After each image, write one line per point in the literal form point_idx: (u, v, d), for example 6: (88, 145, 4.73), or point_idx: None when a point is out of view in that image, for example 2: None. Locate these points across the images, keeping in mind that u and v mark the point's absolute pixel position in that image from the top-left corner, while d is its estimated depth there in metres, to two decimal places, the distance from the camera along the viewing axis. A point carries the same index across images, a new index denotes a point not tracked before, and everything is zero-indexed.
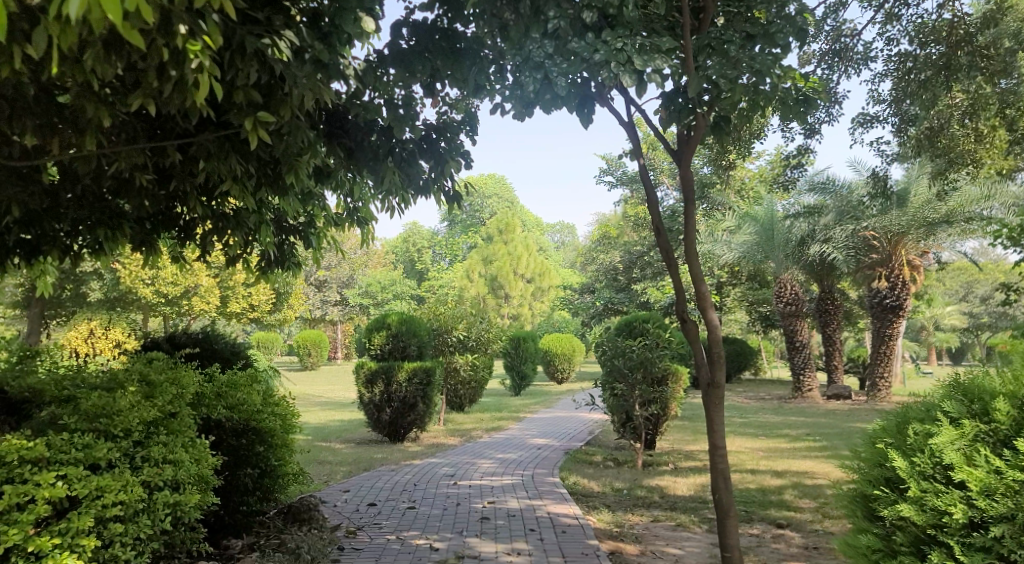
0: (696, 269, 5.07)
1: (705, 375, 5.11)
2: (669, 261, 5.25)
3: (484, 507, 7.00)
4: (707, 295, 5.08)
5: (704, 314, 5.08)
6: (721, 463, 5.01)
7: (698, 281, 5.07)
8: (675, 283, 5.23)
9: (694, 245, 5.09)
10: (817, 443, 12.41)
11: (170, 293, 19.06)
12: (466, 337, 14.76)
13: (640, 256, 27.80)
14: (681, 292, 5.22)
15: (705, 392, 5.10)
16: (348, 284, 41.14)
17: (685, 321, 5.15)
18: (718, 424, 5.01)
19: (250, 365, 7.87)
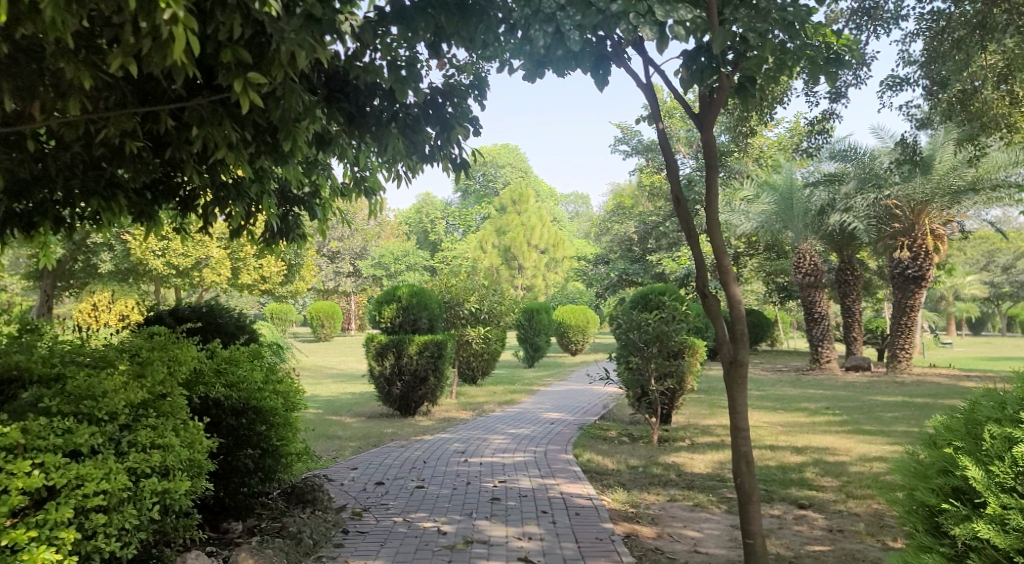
0: (718, 241, 4.77)
1: (727, 352, 4.83)
2: (689, 232, 4.95)
3: (495, 487, 6.80)
4: (730, 268, 4.78)
5: (725, 287, 4.79)
6: (744, 446, 4.74)
7: (719, 253, 4.77)
8: (694, 255, 4.93)
9: (716, 215, 4.78)
10: (837, 417, 12.13)
11: (181, 265, 18.74)
12: (479, 309, 14.52)
13: (655, 227, 27.42)
14: (701, 265, 4.92)
15: (726, 371, 4.82)
16: (360, 256, 40.96)
17: (706, 296, 4.86)
18: (740, 405, 4.74)
19: (255, 340, 7.66)
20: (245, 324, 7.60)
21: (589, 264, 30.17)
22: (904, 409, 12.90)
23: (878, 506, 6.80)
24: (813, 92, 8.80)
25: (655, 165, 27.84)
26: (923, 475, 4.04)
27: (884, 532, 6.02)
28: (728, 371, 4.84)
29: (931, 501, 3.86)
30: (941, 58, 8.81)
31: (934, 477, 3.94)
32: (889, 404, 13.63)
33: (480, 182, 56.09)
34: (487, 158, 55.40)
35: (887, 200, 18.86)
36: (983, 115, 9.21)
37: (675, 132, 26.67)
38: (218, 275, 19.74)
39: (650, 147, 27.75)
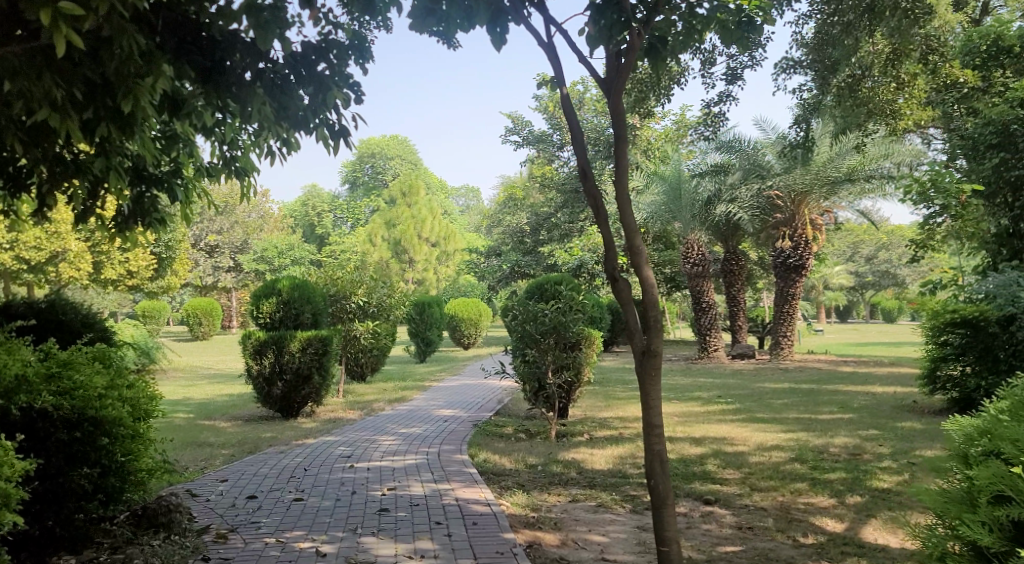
0: (629, 219, 4.32)
1: (639, 341, 4.38)
2: (596, 208, 4.48)
3: (384, 495, 6.18)
4: (641, 249, 4.33)
5: (637, 269, 4.34)
6: (657, 445, 4.30)
7: (629, 232, 4.32)
8: (602, 236, 4.46)
9: (626, 191, 4.34)
10: (731, 406, 11.99)
11: (33, 260, 17.56)
12: (366, 303, 13.74)
13: (547, 218, 27.17)
14: (611, 248, 4.46)
15: (638, 361, 4.38)
16: (241, 250, 39.16)
17: (617, 281, 4.39)
18: (653, 399, 4.31)
19: (106, 339, 6.79)
20: (93, 320, 6.72)
21: (481, 256, 29.68)
22: (794, 395, 12.93)
23: (783, 498, 6.49)
24: (709, 70, 8.31)
25: (546, 157, 27.56)
26: (976, 504, 3.80)
27: (794, 526, 5.66)
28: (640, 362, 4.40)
29: (982, 540, 3.60)
30: (832, 43, 8.31)
31: (985, 508, 3.70)
32: (778, 391, 13.66)
33: (369, 174, 54.81)
34: (376, 149, 54.16)
35: (769, 191, 19.15)
36: (870, 101, 9.03)
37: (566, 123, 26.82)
38: (76, 269, 18.33)
39: (541, 138, 27.50)
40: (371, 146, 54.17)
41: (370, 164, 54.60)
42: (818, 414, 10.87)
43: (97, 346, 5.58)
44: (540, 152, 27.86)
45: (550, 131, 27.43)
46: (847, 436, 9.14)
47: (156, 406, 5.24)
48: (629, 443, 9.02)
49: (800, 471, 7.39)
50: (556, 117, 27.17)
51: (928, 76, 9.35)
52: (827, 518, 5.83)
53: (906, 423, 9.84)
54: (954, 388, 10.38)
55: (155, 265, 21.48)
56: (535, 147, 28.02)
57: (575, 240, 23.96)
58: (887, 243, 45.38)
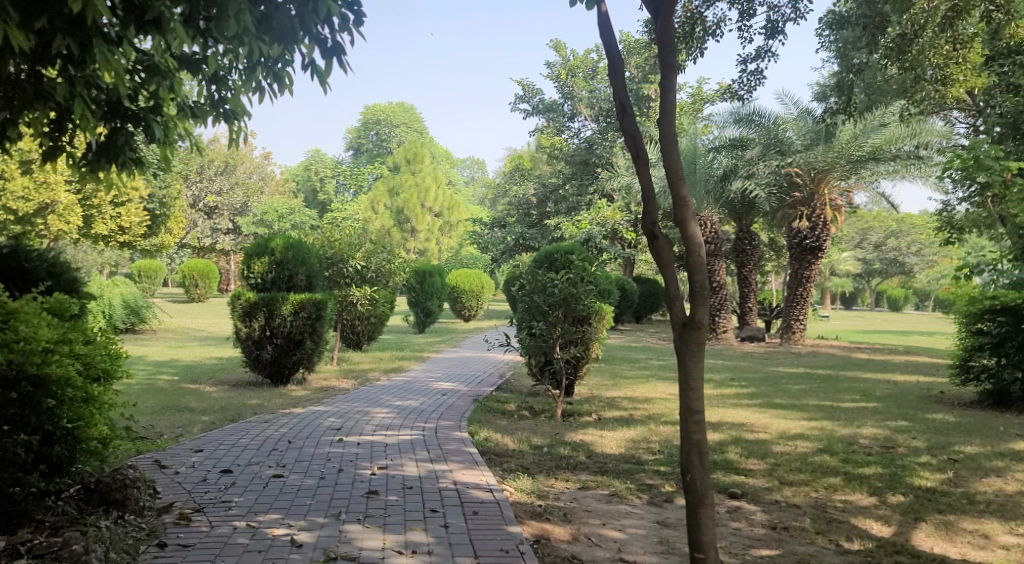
0: (674, 165, 3.68)
1: (679, 310, 3.73)
2: (636, 151, 3.92)
3: (373, 475, 5.54)
4: (689, 201, 3.67)
5: (682, 224, 3.68)
6: (695, 434, 3.64)
7: (674, 176, 3.68)
8: (643, 186, 3.84)
9: (671, 132, 3.71)
10: (746, 390, 11.35)
11: (21, 211, 16.95)
12: (365, 267, 13.06)
13: (555, 189, 26.42)
14: (651, 200, 3.79)
15: (678, 334, 3.72)
16: (241, 212, 38.42)
17: (656, 238, 3.74)
18: (694, 380, 3.65)
19: (76, 288, 6.17)
20: (60, 270, 6.07)
21: (484, 227, 28.96)
22: (810, 380, 12.30)
23: (816, 494, 5.85)
24: (746, 22, 7.55)
25: (556, 127, 26.80)
26: None
27: (835, 528, 5.00)
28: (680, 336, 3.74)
29: None
30: None
31: None
32: (793, 375, 13.03)
33: (373, 141, 54.03)
34: (381, 115, 53.33)
35: (788, 167, 18.27)
36: (920, 65, 8.33)
37: (577, 92, 26.15)
38: (66, 222, 17.78)
39: (551, 107, 26.75)
40: (376, 112, 53.35)
41: (375, 131, 53.83)
42: (839, 402, 10.24)
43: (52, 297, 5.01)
44: (549, 122, 27.10)
45: (560, 100, 26.70)
46: (875, 427, 8.49)
47: (119, 367, 4.68)
48: (642, 426, 8.38)
49: (830, 463, 6.75)
50: (567, 87, 26.40)
51: (987, 37, 8.59)
52: (870, 519, 5.19)
53: (936, 415, 9.18)
54: (988, 380, 9.74)
55: (148, 222, 20.82)
56: (544, 116, 27.28)
57: (583, 214, 23.21)
58: (897, 231, 44.80)
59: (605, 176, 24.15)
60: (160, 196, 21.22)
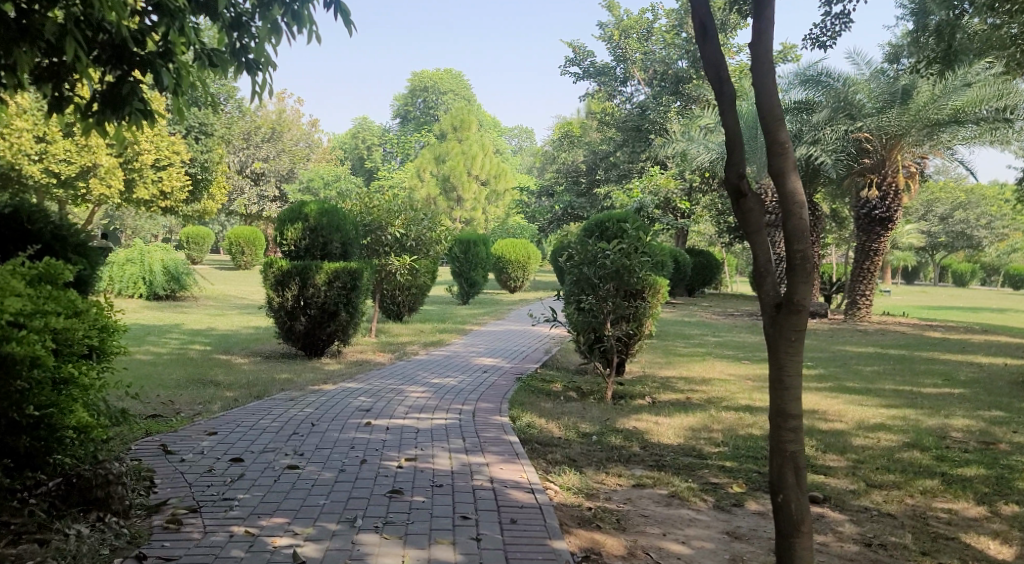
0: (771, 102, 2.95)
1: (771, 288, 3.00)
2: (720, 84, 3.22)
3: (399, 468, 4.89)
4: (788, 149, 2.92)
5: (778, 179, 2.93)
6: (791, 443, 2.94)
7: (769, 113, 2.96)
8: (726, 128, 3.10)
9: (766, 60, 3.00)
10: (813, 371, 10.46)
11: (62, 174, 16.74)
12: (404, 235, 12.41)
13: (607, 156, 25.45)
14: (736, 146, 3.05)
15: (770, 318, 2.98)
16: (287, 179, 38.10)
17: (744, 196, 2.99)
18: (789, 374, 2.94)
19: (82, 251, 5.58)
20: (66, 233, 5.53)
21: (532, 196, 28.17)
22: (883, 361, 11.36)
23: (913, 500, 5.03)
24: None
25: (607, 92, 25.91)
26: None
27: (945, 549, 4.19)
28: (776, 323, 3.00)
29: None
30: None
31: None
32: (862, 355, 12.09)
33: (421, 108, 53.47)
34: (429, 82, 52.58)
35: (857, 133, 17.08)
36: None
37: (631, 55, 25.11)
38: (108, 187, 17.53)
39: (603, 71, 25.75)
40: (424, 79, 52.65)
41: (423, 98, 53.21)
42: (918, 386, 9.30)
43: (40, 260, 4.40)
44: (601, 86, 26.16)
45: (612, 63, 25.70)
46: (966, 417, 7.57)
47: (113, 344, 4.23)
48: (702, 412, 7.59)
49: (922, 462, 5.90)
50: (621, 48, 25.39)
51: None
52: (983, 536, 4.38)
53: None
54: None
55: (190, 186, 20.50)
56: (596, 80, 26.28)
57: (635, 181, 22.28)
58: (964, 203, 42.67)
59: (659, 142, 23.14)
60: (202, 160, 20.91)
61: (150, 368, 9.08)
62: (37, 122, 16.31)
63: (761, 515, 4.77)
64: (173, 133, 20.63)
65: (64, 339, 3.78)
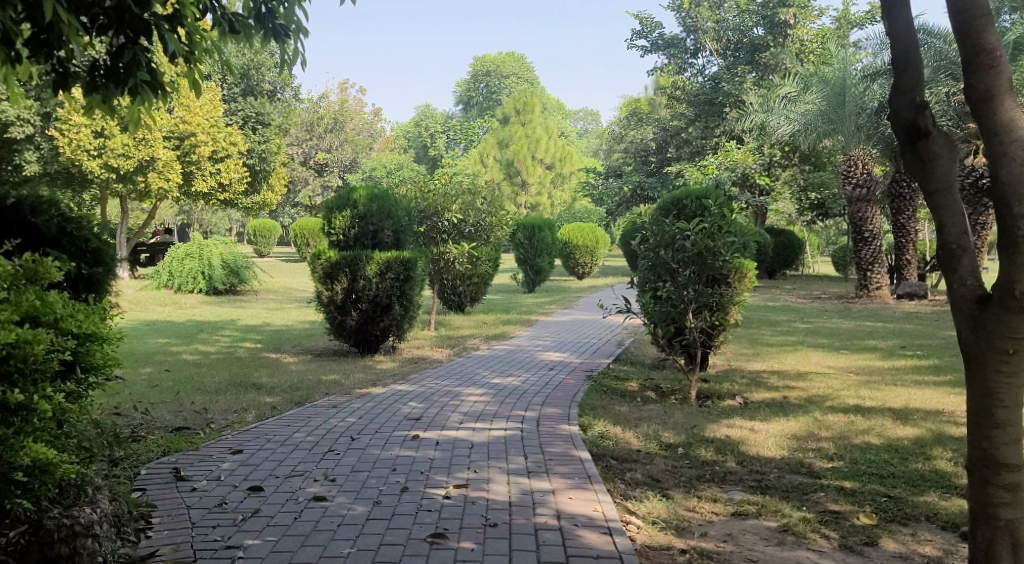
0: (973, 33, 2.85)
1: (965, 246, 3.01)
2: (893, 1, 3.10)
3: (446, 500, 4.02)
4: (993, 84, 2.84)
5: (987, 122, 2.87)
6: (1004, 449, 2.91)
7: (970, 35, 2.87)
8: (904, 57, 3.04)
9: None
10: (925, 361, 9.24)
11: (121, 168, 16.39)
12: (463, 220, 11.53)
13: (678, 133, 24.17)
14: (915, 78, 3.02)
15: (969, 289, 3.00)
16: (351, 168, 37.67)
17: (933, 139, 2.98)
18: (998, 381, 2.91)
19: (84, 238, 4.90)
20: (74, 227, 4.81)
21: (599, 177, 27.10)
22: None
23: None
24: None
25: (677, 65, 24.79)
26: None
27: None
28: (974, 301, 2.99)
29: None
30: None
31: None
32: None
33: (483, 93, 52.81)
34: (491, 67, 51.90)
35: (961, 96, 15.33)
36: None
37: (702, 24, 23.78)
38: (166, 180, 17.11)
39: (672, 43, 24.53)
40: (486, 64, 51.89)
41: (485, 83, 52.50)
42: None
43: (28, 256, 3.48)
44: (669, 59, 24.99)
45: (682, 34, 24.47)
46: None
47: (102, 360, 3.45)
48: (805, 415, 6.55)
49: None
50: (690, 18, 24.07)
51: None
52: None
53: None
54: None
55: (248, 177, 20.10)
56: (664, 52, 25.06)
57: (708, 158, 21.07)
58: None
59: (733, 116, 21.86)
60: (259, 150, 20.52)
61: (192, 370, 8.44)
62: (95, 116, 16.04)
63: (904, 559, 3.77)
64: (231, 123, 20.28)
65: (22, 355, 3.08)
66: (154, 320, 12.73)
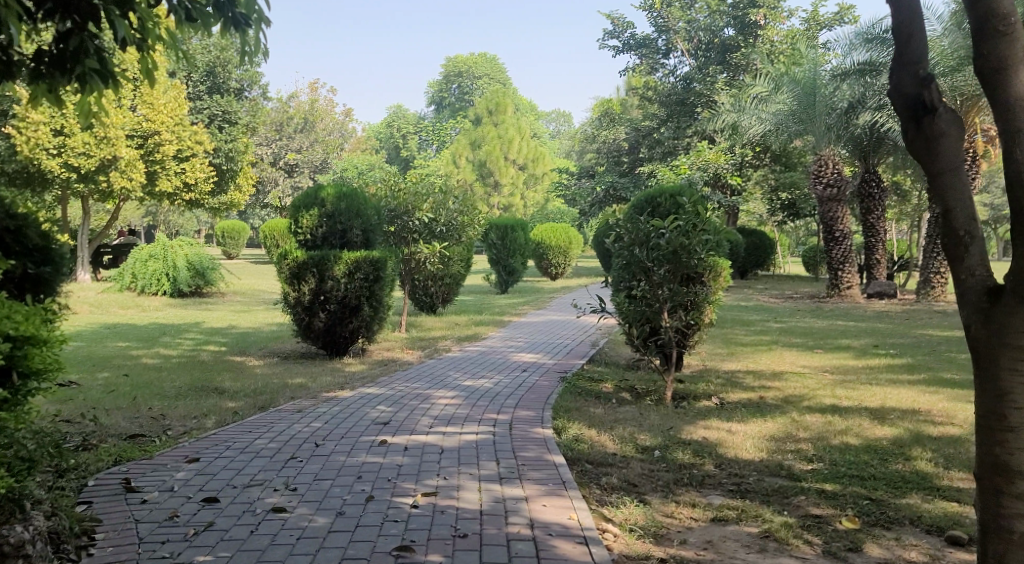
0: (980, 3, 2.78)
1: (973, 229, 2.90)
2: None
3: (413, 509, 3.81)
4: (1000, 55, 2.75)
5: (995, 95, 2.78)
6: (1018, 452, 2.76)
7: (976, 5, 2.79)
8: (907, 32, 2.97)
9: None
10: (899, 360, 9.18)
11: (82, 167, 15.95)
12: (434, 220, 11.29)
13: (650, 133, 24.15)
14: (917, 53, 2.94)
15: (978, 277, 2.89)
16: (321, 169, 37.22)
17: (938, 115, 2.89)
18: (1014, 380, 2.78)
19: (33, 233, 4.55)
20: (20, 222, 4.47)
21: (571, 177, 27.00)
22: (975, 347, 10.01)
23: None
24: None
25: (649, 65, 24.80)
26: None
27: None
28: (985, 292, 2.87)
29: None
30: None
31: None
32: (948, 340, 10.75)
33: (456, 94, 52.58)
34: (463, 67, 51.69)
35: None
36: None
37: (673, 25, 23.76)
38: (129, 180, 16.69)
39: (644, 43, 24.51)
40: (458, 64, 51.67)
41: (457, 84, 52.27)
42: None
43: None
44: (641, 59, 24.97)
45: (654, 34, 24.46)
46: None
47: (37, 364, 3.20)
48: (782, 416, 6.42)
49: None
50: (662, 18, 24.07)
51: None
52: None
53: None
54: None
55: (215, 177, 19.70)
56: (636, 52, 25.02)
57: (680, 158, 21.14)
58: None
59: (705, 116, 21.86)
60: (226, 149, 20.15)
61: (153, 374, 8.15)
62: (55, 114, 15.59)
63: None
64: (197, 122, 19.88)
65: None
66: (116, 323, 12.37)
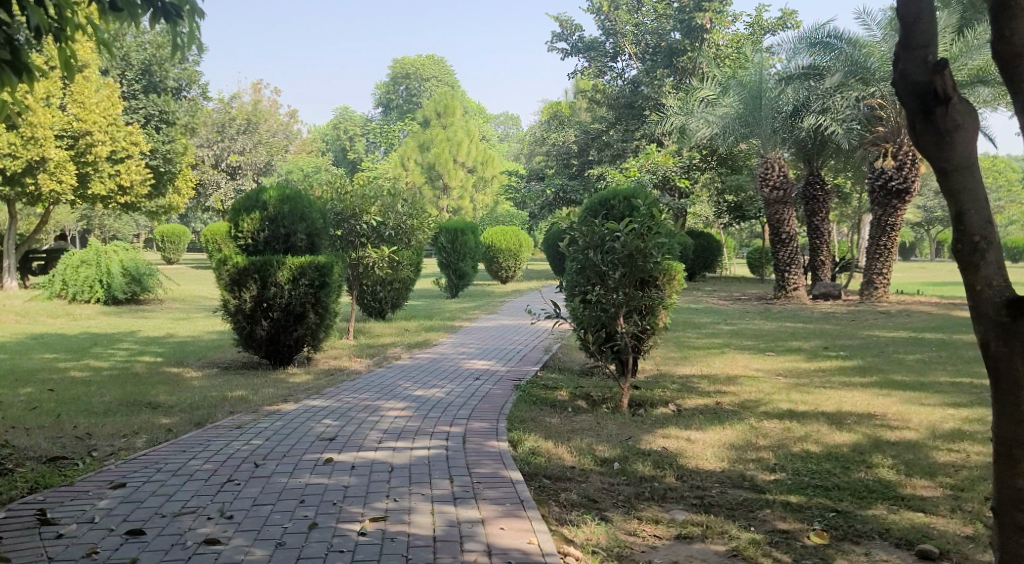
0: None
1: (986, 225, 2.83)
2: None
3: (361, 536, 3.53)
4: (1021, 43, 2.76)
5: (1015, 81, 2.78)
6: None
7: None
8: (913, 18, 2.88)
9: None
10: (850, 362, 9.16)
11: (7, 169, 15.18)
12: (382, 223, 10.95)
13: (598, 136, 24.09)
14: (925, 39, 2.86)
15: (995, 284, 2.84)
16: (265, 172, 36.38)
17: (952, 105, 2.82)
18: None
19: None
20: None
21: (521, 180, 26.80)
22: (923, 347, 10.05)
23: None
24: None
25: (597, 68, 24.76)
26: None
27: None
28: (1002, 302, 2.83)
29: None
30: None
31: None
32: (896, 341, 10.79)
33: (403, 96, 52.06)
34: (410, 69, 51.23)
35: (871, 98, 15.82)
36: None
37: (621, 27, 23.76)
38: (59, 182, 15.97)
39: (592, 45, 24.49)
40: (405, 66, 51.20)
41: (404, 86, 51.78)
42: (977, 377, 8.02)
43: None
44: (589, 62, 24.93)
45: (601, 37, 24.44)
46: None
47: None
48: (741, 422, 6.27)
49: None
50: (610, 21, 24.06)
51: None
52: None
53: None
54: None
55: (152, 180, 19.00)
56: (584, 54, 24.95)
57: (630, 161, 21.10)
58: None
59: (653, 119, 21.89)
60: (163, 151, 19.46)
61: (81, 388, 7.68)
62: None
63: None
64: (132, 123, 19.15)
65: None
66: (44, 333, 11.73)
